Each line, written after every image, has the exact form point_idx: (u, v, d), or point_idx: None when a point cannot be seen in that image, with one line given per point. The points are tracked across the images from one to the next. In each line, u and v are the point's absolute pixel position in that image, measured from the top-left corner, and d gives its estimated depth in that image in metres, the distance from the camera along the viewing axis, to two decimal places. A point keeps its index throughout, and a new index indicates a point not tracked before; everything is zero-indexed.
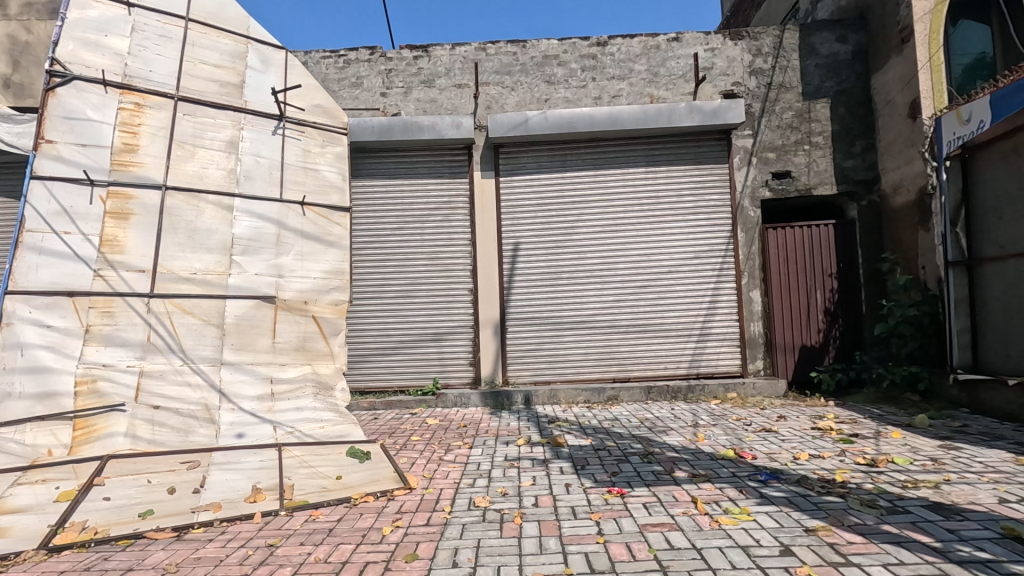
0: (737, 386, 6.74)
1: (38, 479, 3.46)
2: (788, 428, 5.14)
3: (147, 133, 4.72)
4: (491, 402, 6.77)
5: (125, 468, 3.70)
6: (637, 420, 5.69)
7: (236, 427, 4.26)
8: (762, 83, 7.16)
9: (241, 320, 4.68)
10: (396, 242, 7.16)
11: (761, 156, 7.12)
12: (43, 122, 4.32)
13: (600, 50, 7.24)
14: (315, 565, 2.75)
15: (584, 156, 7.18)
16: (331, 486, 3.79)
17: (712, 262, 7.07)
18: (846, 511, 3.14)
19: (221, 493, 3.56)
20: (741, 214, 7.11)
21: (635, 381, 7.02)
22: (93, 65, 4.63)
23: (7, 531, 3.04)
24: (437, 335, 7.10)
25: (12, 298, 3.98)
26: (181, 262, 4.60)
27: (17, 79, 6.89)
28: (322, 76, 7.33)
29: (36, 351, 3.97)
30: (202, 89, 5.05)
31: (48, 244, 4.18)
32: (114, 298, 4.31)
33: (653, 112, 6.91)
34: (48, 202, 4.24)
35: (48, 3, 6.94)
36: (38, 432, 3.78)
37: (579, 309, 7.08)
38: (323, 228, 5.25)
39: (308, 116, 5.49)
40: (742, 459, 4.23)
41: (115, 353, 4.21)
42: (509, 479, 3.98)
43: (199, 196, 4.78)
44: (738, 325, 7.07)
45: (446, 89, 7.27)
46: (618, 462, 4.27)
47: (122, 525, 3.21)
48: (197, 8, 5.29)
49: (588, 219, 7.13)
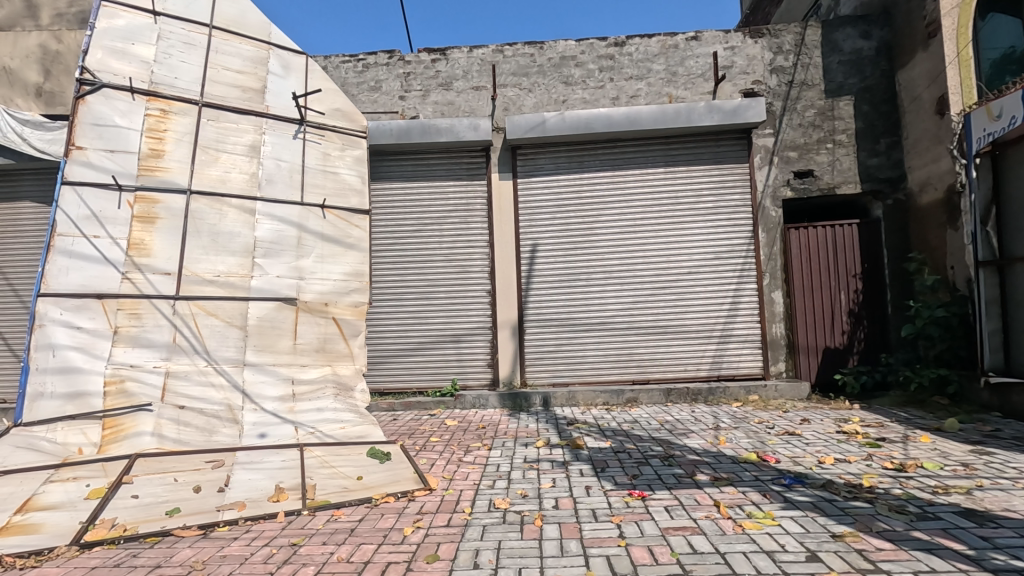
0: (759, 389, 6.66)
1: (70, 477, 3.54)
2: (812, 432, 5.05)
3: (172, 139, 4.82)
4: (510, 403, 6.78)
5: (153, 467, 3.78)
6: (657, 422, 5.65)
7: (258, 427, 4.32)
8: (784, 81, 7.06)
9: (263, 321, 4.75)
10: (414, 244, 7.21)
11: (782, 155, 7.02)
12: (74, 129, 4.47)
13: (617, 50, 7.21)
14: (337, 565, 2.77)
15: (602, 157, 7.16)
16: (353, 486, 3.81)
17: (733, 263, 6.98)
18: (873, 516, 3.07)
19: (245, 493, 3.60)
20: (762, 213, 7.01)
21: (654, 383, 6.96)
22: (121, 73, 4.77)
23: (40, 527, 3.12)
24: (455, 337, 7.12)
25: (44, 300, 4.11)
26: (206, 264, 4.69)
27: (49, 87, 7.10)
28: (342, 80, 7.41)
29: (67, 352, 4.09)
30: (225, 95, 5.15)
31: (78, 248, 4.31)
32: (141, 300, 4.41)
33: (672, 112, 6.85)
34: (79, 207, 4.38)
35: (77, 13, 7.13)
36: (69, 431, 3.90)
37: (597, 310, 7.05)
38: (343, 230, 5.30)
39: (328, 120, 5.56)
40: (765, 462, 4.16)
41: (142, 354, 4.31)
42: (529, 481, 3.97)
43: (223, 200, 4.87)
44: (760, 326, 6.97)
45: (464, 92, 7.30)
46: (639, 464, 4.24)
47: (150, 522, 3.25)
48: (221, 15, 5.39)
49: (607, 219, 7.09)
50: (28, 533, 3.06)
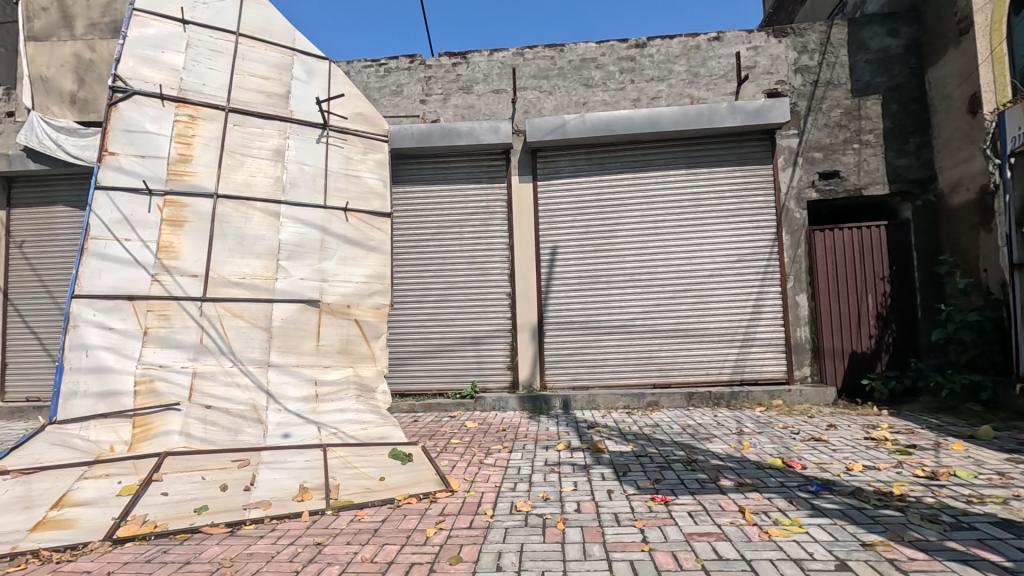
0: (783, 394, 6.55)
1: (102, 474, 3.63)
2: (839, 438, 4.95)
3: (200, 144, 4.93)
4: (530, 406, 6.77)
5: (181, 464, 3.86)
6: (679, 427, 5.59)
7: (282, 427, 4.39)
8: (808, 81, 6.95)
9: (287, 323, 4.82)
10: (435, 246, 7.26)
11: (807, 156, 6.91)
12: (107, 135, 4.61)
13: (638, 51, 7.18)
14: (362, 565, 2.80)
15: (622, 159, 7.12)
16: (376, 486, 3.85)
17: (756, 266, 6.89)
18: (905, 525, 3.00)
19: (270, 492, 3.66)
20: (786, 215, 6.90)
21: (675, 387, 6.89)
22: (151, 80, 4.90)
23: (75, 522, 3.20)
24: (475, 339, 7.14)
25: (78, 301, 4.24)
26: (231, 267, 4.78)
27: (83, 95, 7.30)
28: (364, 85, 7.50)
29: (100, 352, 4.21)
30: (251, 101, 5.25)
31: (111, 251, 4.43)
32: (170, 302, 4.51)
33: (694, 113, 6.78)
34: (111, 210, 4.51)
35: (110, 23, 7.32)
36: (101, 429, 4.00)
37: (618, 312, 7.01)
38: (365, 233, 5.36)
39: (350, 124, 5.63)
40: (790, 468, 4.09)
41: (170, 354, 4.41)
42: (550, 484, 3.96)
43: (248, 203, 4.96)
44: (784, 329, 6.86)
45: (485, 95, 7.33)
46: (661, 469, 4.20)
47: (180, 519, 3.31)
48: (247, 22, 5.50)
49: (628, 222, 7.05)
50: (63, 528, 3.15)
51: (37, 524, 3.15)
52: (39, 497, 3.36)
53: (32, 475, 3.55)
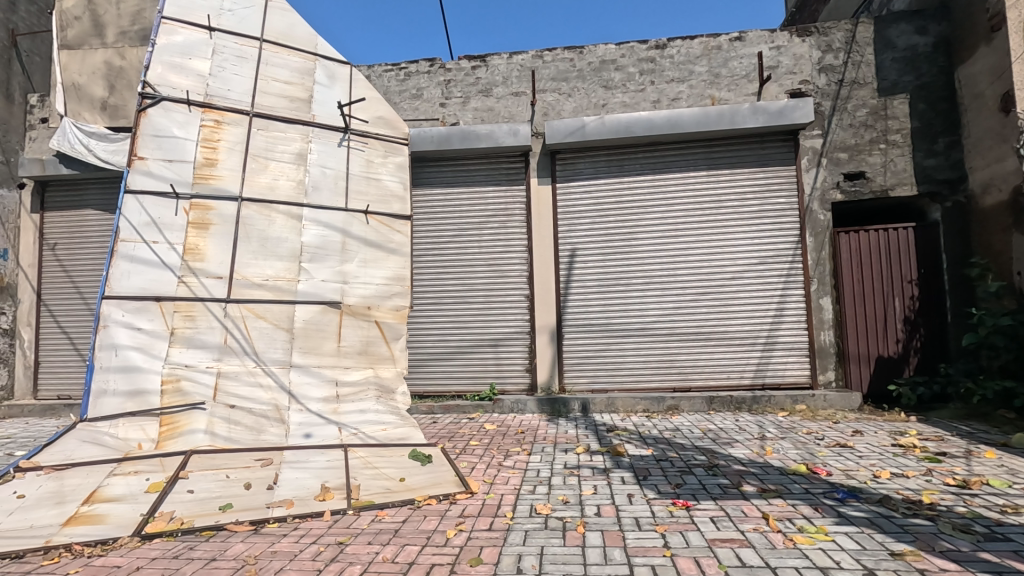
0: (807, 399, 6.43)
1: (131, 471, 3.72)
2: (866, 444, 4.85)
3: (225, 148, 5.03)
4: (549, 409, 6.75)
5: (206, 463, 3.93)
6: (700, 431, 5.53)
7: (304, 427, 4.44)
8: (833, 80, 6.83)
9: (309, 324, 4.89)
10: (454, 248, 7.29)
11: (832, 157, 6.79)
12: (136, 140, 4.73)
13: (658, 52, 7.13)
14: (383, 565, 2.82)
15: (642, 161, 7.08)
16: (396, 487, 3.87)
17: (778, 268, 6.79)
18: (936, 535, 2.92)
19: (293, 491, 3.71)
20: (810, 217, 6.79)
21: (696, 391, 6.82)
22: (179, 86, 5.02)
23: (105, 517, 3.28)
24: (494, 341, 7.15)
25: (108, 302, 4.36)
26: (255, 269, 4.86)
27: (113, 101, 7.52)
28: (384, 89, 7.58)
29: (128, 352, 4.32)
30: (274, 105, 5.34)
31: (139, 253, 4.54)
32: (195, 303, 4.61)
33: (715, 113, 6.71)
34: (140, 214, 4.62)
35: (139, 30, 7.52)
36: (129, 427, 4.10)
37: (637, 315, 6.96)
38: (386, 235, 5.42)
39: (371, 127, 5.69)
40: (815, 475, 4.02)
41: (195, 354, 4.50)
42: (570, 487, 3.95)
43: (272, 206, 5.04)
44: (807, 333, 6.74)
45: (504, 98, 7.35)
46: (682, 473, 4.15)
47: (205, 517, 3.37)
48: (271, 29, 5.60)
49: (647, 224, 7.01)
50: (94, 523, 3.22)
51: (69, 519, 3.24)
52: (71, 492, 3.45)
53: (64, 471, 3.65)
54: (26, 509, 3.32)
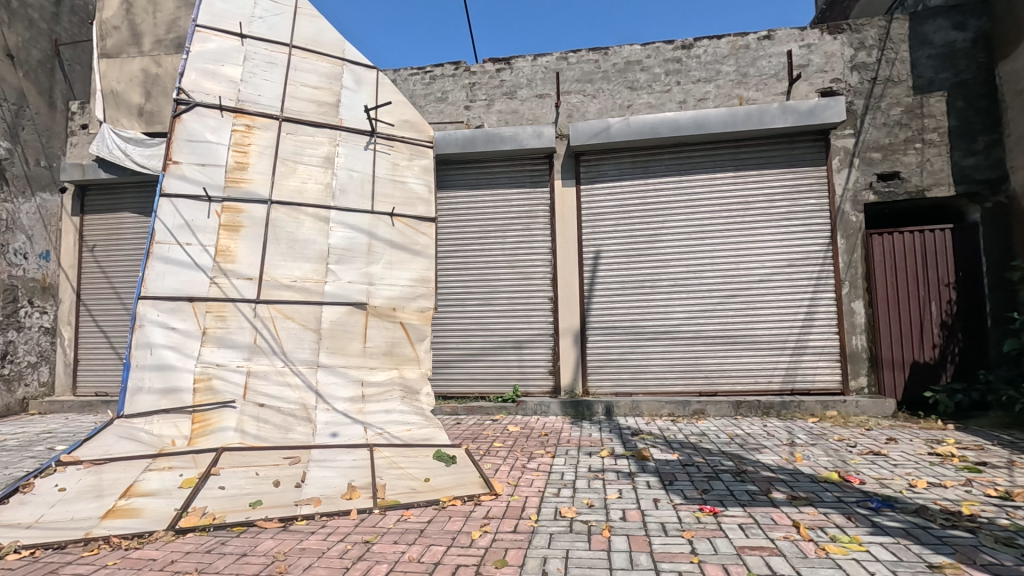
0: (838, 404, 6.28)
1: (165, 466, 3.83)
2: (900, 452, 4.71)
3: (256, 152, 5.15)
4: (572, 411, 6.72)
5: (237, 460, 4.01)
6: (726, 436, 5.44)
7: (330, 426, 4.51)
8: (866, 78, 6.66)
9: (336, 325, 4.97)
10: (478, 250, 7.32)
11: (864, 157, 6.62)
12: (171, 145, 4.88)
13: (685, 52, 7.06)
14: (409, 564, 2.84)
15: (668, 162, 7.01)
16: (421, 487, 3.89)
17: (808, 271, 6.65)
18: (977, 548, 2.82)
19: (320, 489, 3.76)
20: (842, 218, 6.63)
21: (722, 395, 6.71)
22: (212, 92, 5.15)
23: (141, 511, 3.37)
24: (517, 343, 7.15)
25: (145, 302, 4.50)
26: (284, 270, 4.95)
27: (149, 107, 7.77)
28: (410, 93, 7.65)
29: (163, 350, 4.45)
30: (303, 110, 5.44)
31: (173, 254, 4.68)
32: (226, 303, 4.72)
33: (742, 113, 6.61)
34: (174, 217, 4.76)
35: (174, 39, 7.75)
36: (163, 424, 4.22)
37: (662, 318, 6.89)
38: (411, 237, 5.48)
39: (397, 131, 5.76)
40: (848, 483, 3.92)
41: (226, 354, 4.60)
42: (594, 490, 3.92)
43: (300, 209, 5.14)
44: (839, 338, 6.57)
45: (528, 100, 7.36)
46: (709, 479, 4.09)
47: (236, 513, 3.44)
48: (300, 34, 5.71)
49: (673, 225, 6.93)
50: (131, 517, 3.32)
51: (108, 512, 3.34)
52: (109, 486, 3.56)
53: (102, 465, 3.77)
54: (67, 501, 3.44)
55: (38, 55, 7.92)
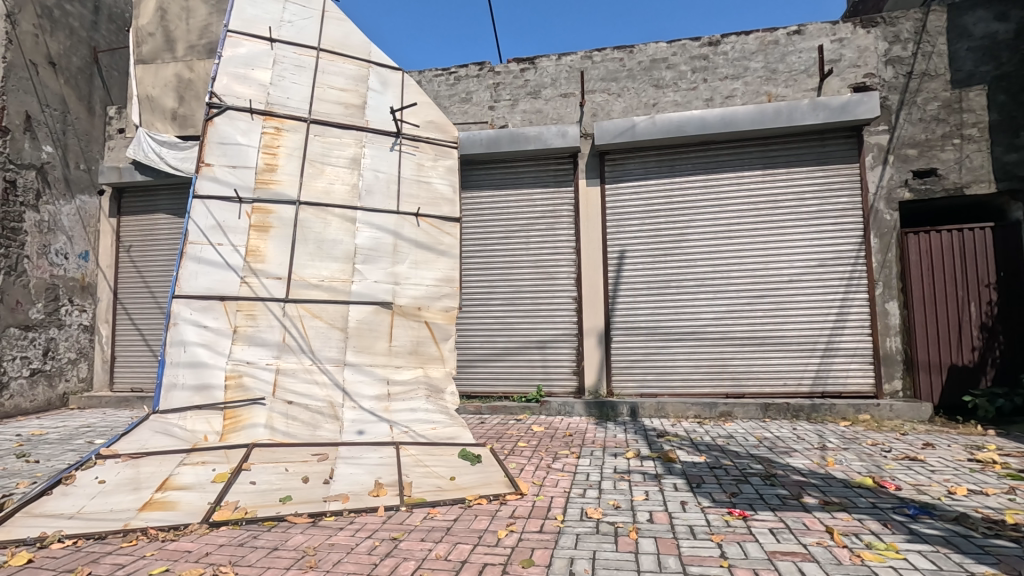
0: (871, 408, 6.11)
1: (199, 461, 3.92)
2: (938, 458, 4.56)
3: (285, 154, 5.25)
4: (596, 412, 6.68)
5: (267, 456, 4.08)
6: (755, 439, 5.34)
7: (357, 424, 4.57)
8: (901, 72, 6.47)
9: (362, 324, 5.04)
10: (501, 250, 7.34)
11: (899, 153, 6.43)
12: (203, 148, 5.00)
13: (712, 49, 6.96)
14: (436, 562, 2.86)
15: (694, 160, 6.92)
16: (446, 485, 3.91)
17: (839, 271, 6.50)
18: (1022, 558, 2.71)
19: (348, 486, 3.80)
20: (875, 217, 6.46)
21: (750, 397, 6.59)
22: (243, 96, 5.27)
23: (176, 504, 3.46)
24: (541, 343, 7.14)
25: (178, 301, 4.63)
26: (312, 270, 5.03)
27: (183, 111, 7.97)
28: (434, 93, 7.70)
29: (195, 348, 4.56)
30: (330, 112, 5.53)
31: (205, 254, 4.79)
32: (256, 302, 4.82)
33: (771, 110, 6.49)
34: (207, 217, 4.88)
35: (206, 44, 7.93)
36: (196, 420, 4.34)
37: (689, 319, 6.81)
38: (436, 237, 5.52)
39: (422, 132, 5.81)
40: (883, 489, 3.81)
41: (256, 352, 4.70)
42: (620, 492, 3.89)
43: (327, 209, 5.22)
44: (871, 339, 6.40)
45: (553, 99, 7.34)
46: (737, 482, 4.02)
47: (267, 508, 3.50)
48: (327, 38, 5.80)
49: (699, 224, 6.84)
50: (167, 509, 3.41)
51: (145, 504, 3.44)
52: (145, 480, 3.67)
53: (139, 459, 3.88)
54: (106, 492, 3.54)
55: (78, 62, 8.20)
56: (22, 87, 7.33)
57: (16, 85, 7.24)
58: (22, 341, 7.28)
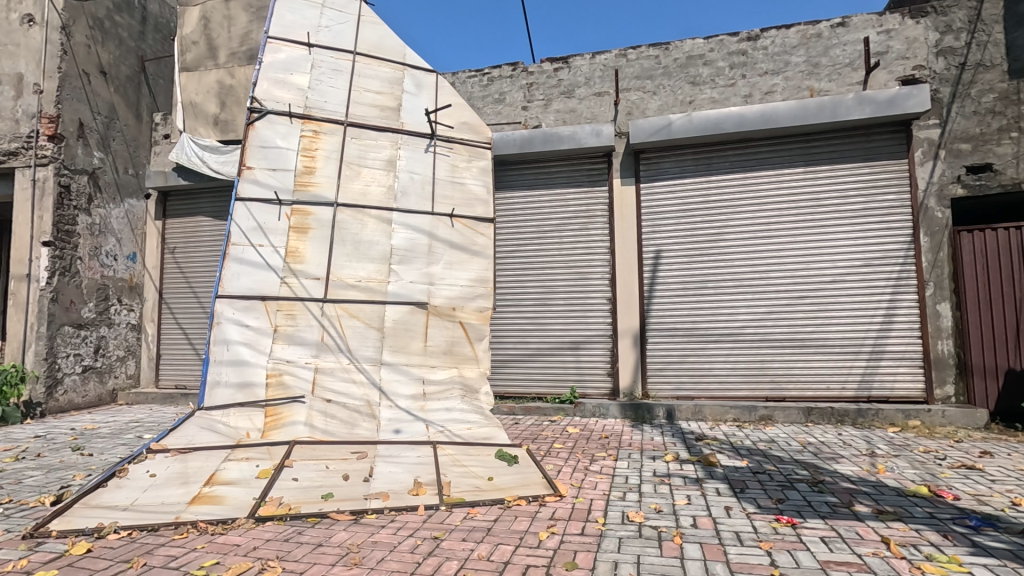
0: (921, 414, 5.87)
1: (243, 457, 4.01)
2: (998, 467, 4.34)
3: (323, 157, 5.34)
4: (632, 414, 6.59)
5: (308, 453, 4.15)
6: (798, 444, 5.18)
7: (394, 423, 4.61)
8: (953, 64, 6.20)
9: (398, 324, 5.08)
10: (535, 250, 7.32)
11: (951, 148, 6.17)
12: (245, 152, 5.13)
13: (751, 44, 6.80)
14: (479, 562, 2.85)
15: (732, 158, 6.78)
16: (485, 485, 3.90)
17: (886, 270, 6.26)
18: None
19: (388, 484, 3.83)
20: (925, 214, 6.20)
21: (791, 401, 6.41)
22: (283, 100, 5.39)
23: (223, 498, 3.54)
24: (575, 344, 7.09)
25: (222, 301, 4.75)
26: (349, 270, 5.10)
27: (224, 117, 8.21)
28: (468, 95, 7.73)
29: (238, 346, 4.68)
30: (366, 115, 5.60)
31: (247, 255, 4.91)
32: (296, 302, 4.91)
33: (813, 105, 6.30)
34: (248, 219, 4.99)
35: (247, 51, 8.16)
36: (239, 416, 4.44)
37: (727, 320, 6.66)
38: (470, 238, 5.54)
39: (457, 133, 5.84)
40: (940, 498, 3.64)
41: (296, 351, 4.79)
42: (661, 495, 3.83)
43: (364, 211, 5.29)
44: (920, 342, 6.15)
45: (587, 98, 7.29)
46: (783, 488, 3.90)
47: (310, 504, 3.55)
48: (363, 41, 5.88)
49: (738, 224, 6.69)
50: (215, 504, 3.49)
51: (194, 498, 3.53)
52: (194, 474, 3.77)
53: (187, 454, 3.99)
54: (157, 486, 3.65)
55: (126, 71, 8.52)
56: (76, 95, 7.65)
57: (70, 93, 7.55)
58: (75, 339, 7.59)
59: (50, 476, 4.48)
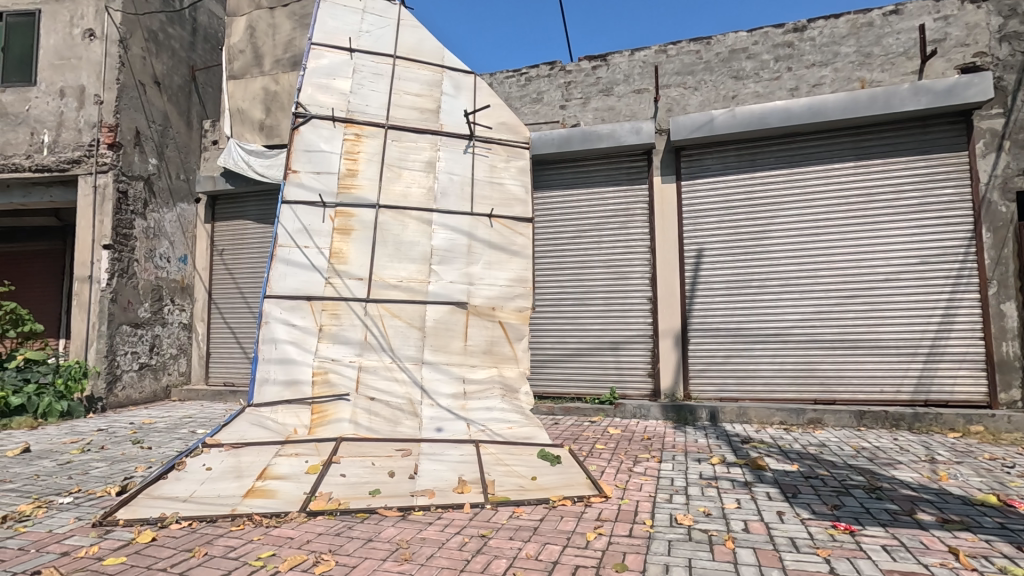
0: (984, 419, 5.57)
1: (292, 453, 4.12)
2: None
3: (365, 159, 5.43)
4: (674, 415, 6.47)
5: (354, 449, 4.23)
6: (851, 448, 4.99)
7: (436, 421, 4.65)
8: (1018, 49, 5.88)
9: (439, 323, 5.14)
10: (573, 250, 7.28)
11: (1016, 139, 5.85)
12: (291, 155, 5.27)
13: (797, 36, 6.60)
14: (528, 561, 2.85)
15: (777, 154, 6.59)
16: (528, 485, 3.90)
17: (944, 268, 5.98)
18: None
19: (433, 482, 3.87)
20: (988, 209, 5.89)
21: (842, 404, 6.18)
22: (326, 104, 5.51)
23: (275, 492, 3.64)
24: (615, 344, 7.01)
25: (270, 301, 4.89)
26: (391, 271, 5.19)
27: (269, 122, 8.44)
28: (506, 95, 7.75)
29: (285, 345, 4.81)
30: (407, 117, 5.68)
31: (293, 256, 5.04)
32: (340, 302, 5.01)
33: (864, 97, 6.07)
34: (294, 221, 5.12)
35: (290, 58, 8.39)
36: (286, 413, 4.55)
37: (773, 320, 6.47)
38: (509, 238, 5.55)
39: (495, 134, 5.87)
40: (1010, 509, 3.44)
41: (340, 349, 4.89)
42: (710, 498, 3.74)
43: (406, 212, 5.36)
44: (983, 343, 5.84)
45: (626, 96, 7.20)
46: (838, 494, 3.77)
47: (358, 499, 3.62)
48: (403, 45, 5.97)
49: (784, 221, 6.50)
50: (267, 497, 3.58)
51: (248, 491, 3.64)
52: (246, 468, 3.89)
53: (239, 449, 4.12)
54: (213, 479, 3.78)
55: (178, 80, 8.88)
56: (132, 105, 8.01)
57: (127, 103, 7.92)
58: (132, 337, 7.96)
59: (114, 467, 4.70)
